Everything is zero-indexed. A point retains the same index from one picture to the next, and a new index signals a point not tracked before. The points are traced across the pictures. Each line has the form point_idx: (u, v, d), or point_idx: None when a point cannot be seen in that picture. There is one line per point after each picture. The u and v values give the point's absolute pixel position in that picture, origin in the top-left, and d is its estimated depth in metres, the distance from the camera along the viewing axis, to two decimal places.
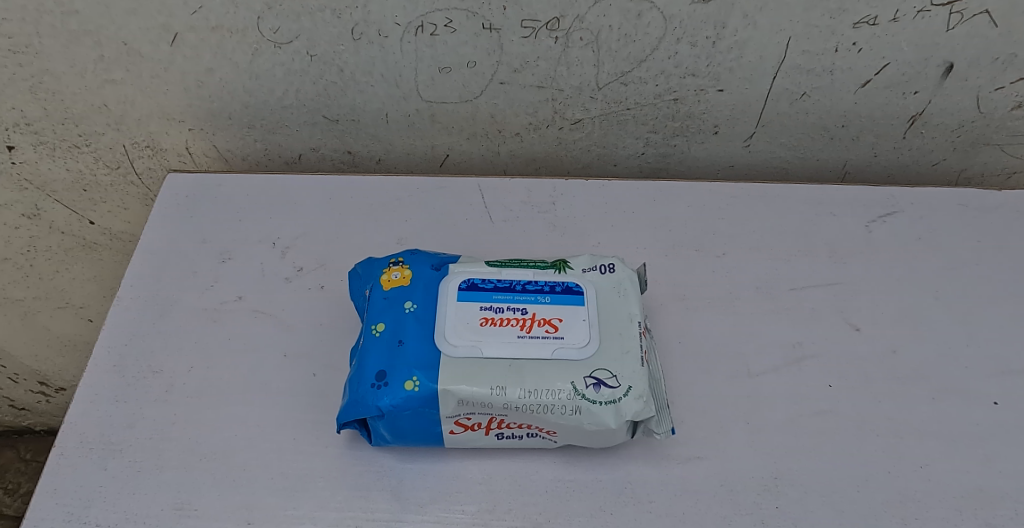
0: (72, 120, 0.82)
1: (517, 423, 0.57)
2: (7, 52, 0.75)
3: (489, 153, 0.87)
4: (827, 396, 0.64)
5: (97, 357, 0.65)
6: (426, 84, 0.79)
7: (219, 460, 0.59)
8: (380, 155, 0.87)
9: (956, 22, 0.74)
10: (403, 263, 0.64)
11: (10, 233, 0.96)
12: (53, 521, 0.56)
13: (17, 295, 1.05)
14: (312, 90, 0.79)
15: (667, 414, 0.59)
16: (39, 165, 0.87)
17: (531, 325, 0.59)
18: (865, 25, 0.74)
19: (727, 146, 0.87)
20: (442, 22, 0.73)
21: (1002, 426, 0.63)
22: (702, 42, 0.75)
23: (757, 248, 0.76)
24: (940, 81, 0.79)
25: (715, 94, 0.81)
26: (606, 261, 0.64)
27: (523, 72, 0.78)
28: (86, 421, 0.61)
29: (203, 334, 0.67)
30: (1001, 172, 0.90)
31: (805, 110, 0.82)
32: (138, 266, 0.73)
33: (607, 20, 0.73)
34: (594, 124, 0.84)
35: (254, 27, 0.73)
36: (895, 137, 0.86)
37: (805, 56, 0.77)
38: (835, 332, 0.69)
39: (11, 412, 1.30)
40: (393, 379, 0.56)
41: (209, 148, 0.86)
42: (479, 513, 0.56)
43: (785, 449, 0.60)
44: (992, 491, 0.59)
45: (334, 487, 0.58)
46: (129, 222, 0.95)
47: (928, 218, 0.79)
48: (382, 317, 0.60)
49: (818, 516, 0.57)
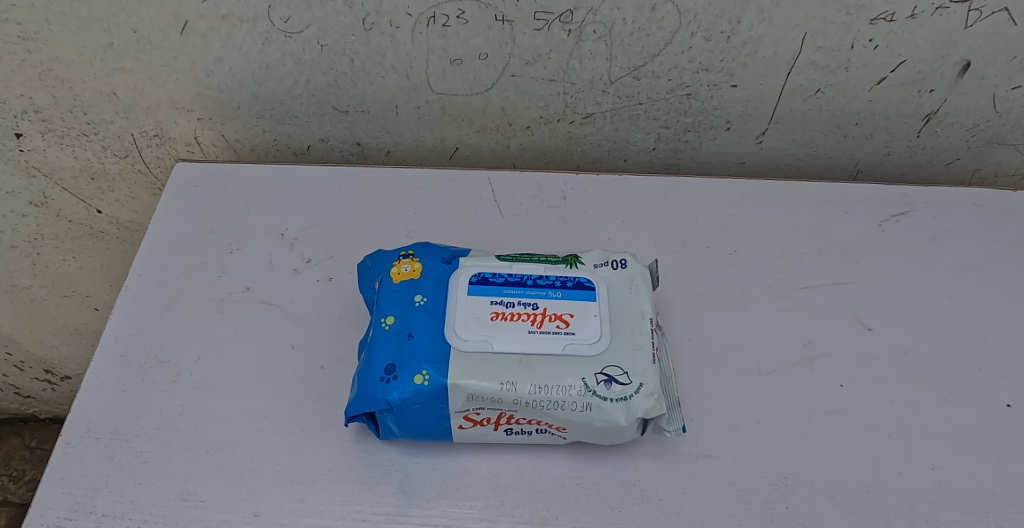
0: (80, 107, 0.81)
1: (526, 419, 0.56)
2: (16, 38, 0.74)
3: (498, 146, 0.86)
4: (839, 397, 0.64)
5: (105, 347, 0.65)
6: (437, 76, 0.78)
7: (225, 452, 0.59)
8: (389, 147, 0.86)
9: (974, 19, 0.73)
10: (413, 256, 0.63)
11: (17, 221, 0.95)
12: (59, 511, 0.55)
13: (23, 283, 1.05)
14: (321, 80, 0.79)
15: (678, 412, 0.58)
16: (47, 153, 0.86)
17: (542, 320, 0.58)
18: (881, 22, 0.73)
19: (739, 143, 0.86)
20: (455, 13, 0.72)
21: (1013, 429, 0.62)
22: (717, 37, 0.74)
23: (769, 245, 0.75)
24: (956, 80, 0.78)
25: (728, 89, 0.80)
26: (618, 256, 0.64)
27: (535, 65, 0.77)
28: (92, 410, 0.61)
29: (211, 324, 0.67)
30: (1014, 173, 0.89)
31: (819, 107, 0.82)
32: (146, 256, 0.72)
33: (621, 13, 0.72)
34: (605, 118, 0.83)
35: (265, 17, 0.73)
36: (908, 136, 0.85)
37: (820, 52, 0.76)
38: (847, 331, 0.68)
39: (16, 400, 1.31)
40: (403, 372, 0.56)
41: (217, 138, 0.86)
42: (486, 509, 0.56)
43: (796, 449, 0.60)
44: (1004, 495, 0.58)
45: (341, 480, 0.57)
46: (136, 211, 0.95)
47: (941, 218, 0.79)
48: (391, 310, 0.59)
49: (828, 517, 0.56)
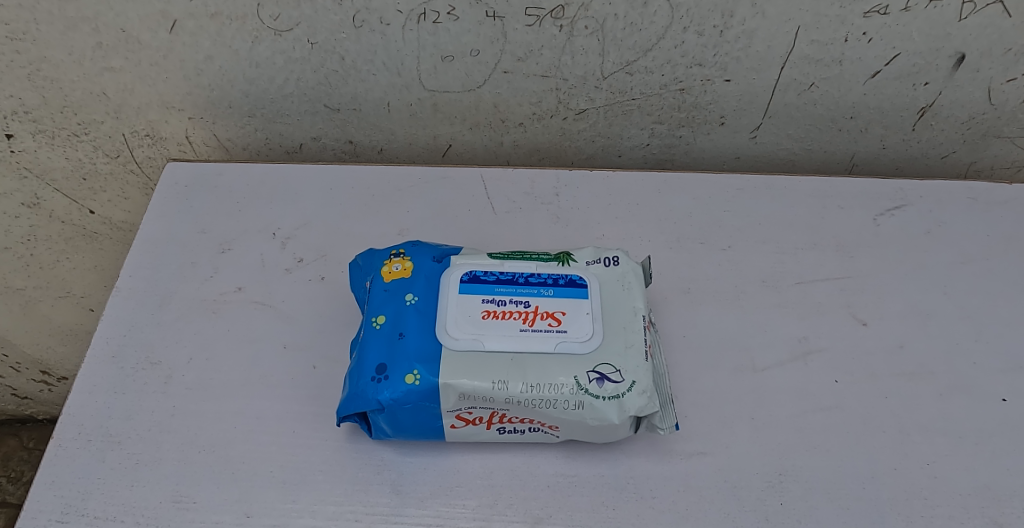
0: (70, 108, 0.81)
1: (519, 417, 0.56)
2: (4, 38, 0.74)
3: (491, 143, 0.86)
4: (833, 392, 0.63)
5: (96, 349, 0.65)
6: (429, 73, 0.78)
7: (217, 453, 0.59)
8: (381, 145, 0.86)
9: (968, 12, 0.73)
10: (404, 255, 0.63)
11: (10, 222, 0.95)
12: (50, 514, 0.55)
13: (18, 284, 1.05)
14: (312, 78, 0.78)
15: (671, 409, 0.58)
16: (38, 154, 0.86)
17: (534, 318, 0.58)
18: (875, 15, 0.73)
19: (734, 137, 0.86)
20: (445, 10, 0.72)
21: (1009, 423, 0.62)
22: (710, 31, 0.74)
23: (764, 241, 0.75)
24: (951, 72, 0.78)
25: (722, 84, 0.79)
26: (611, 254, 0.63)
27: (527, 61, 0.77)
28: (84, 412, 0.61)
29: (203, 325, 0.67)
30: (1010, 166, 0.89)
31: (813, 101, 0.81)
32: (137, 257, 0.72)
33: (613, 8, 0.72)
34: (598, 114, 0.83)
35: (254, 15, 0.72)
36: (904, 130, 0.84)
37: (814, 45, 0.75)
38: (842, 326, 0.68)
39: (13, 401, 1.30)
40: (394, 372, 0.55)
41: (209, 137, 0.85)
42: (479, 508, 0.56)
43: (790, 446, 0.60)
44: (999, 490, 0.58)
45: (334, 480, 0.57)
46: (129, 211, 0.94)
47: (937, 212, 0.78)
48: (383, 309, 0.59)
49: (822, 513, 0.56)
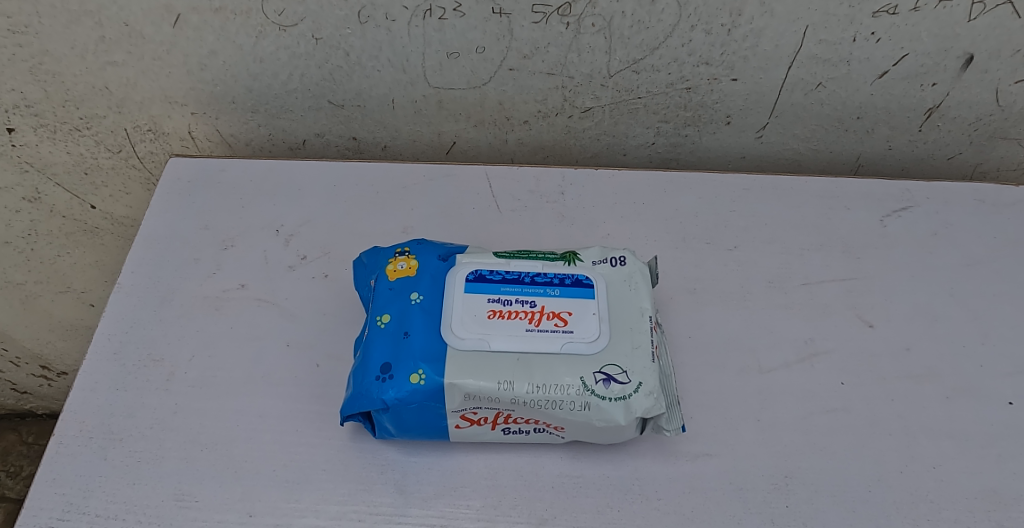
0: (73, 102, 0.80)
1: (524, 418, 0.56)
2: (6, 32, 0.73)
3: (496, 140, 0.85)
4: (839, 394, 0.63)
5: (98, 346, 0.64)
6: (434, 70, 0.77)
7: (220, 451, 0.58)
8: (385, 142, 0.86)
9: (978, 12, 0.72)
10: (409, 253, 0.62)
11: (11, 217, 0.95)
12: (52, 512, 0.55)
13: (18, 279, 1.04)
14: (316, 74, 0.78)
15: (677, 411, 0.57)
16: (40, 148, 0.85)
17: (540, 319, 0.58)
18: (884, 15, 0.72)
19: (740, 137, 0.85)
20: (452, 6, 0.71)
21: (1015, 427, 0.62)
22: (717, 30, 0.73)
23: (771, 241, 0.74)
24: (959, 73, 0.77)
25: (729, 83, 0.79)
26: (618, 253, 0.63)
27: (533, 59, 0.76)
28: (85, 409, 0.60)
29: (205, 322, 0.66)
30: (1017, 167, 0.88)
31: (820, 101, 0.81)
32: (139, 253, 0.71)
33: (620, 6, 0.71)
34: (603, 112, 0.82)
35: (258, 10, 0.72)
36: (910, 130, 0.84)
37: (822, 45, 0.75)
38: (848, 329, 0.68)
39: (13, 396, 1.30)
40: (398, 372, 0.55)
41: (212, 133, 0.85)
42: (483, 509, 0.55)
43: (796, 448, 0.59)
44: (1006, 493, 0.58)
45: (337, 480, 0.57)
46: (131, 206, 0.94)
47: (943, 213, 0.78)
48: (387, 308, 0.59)
49: (827, 516, 0.56)
